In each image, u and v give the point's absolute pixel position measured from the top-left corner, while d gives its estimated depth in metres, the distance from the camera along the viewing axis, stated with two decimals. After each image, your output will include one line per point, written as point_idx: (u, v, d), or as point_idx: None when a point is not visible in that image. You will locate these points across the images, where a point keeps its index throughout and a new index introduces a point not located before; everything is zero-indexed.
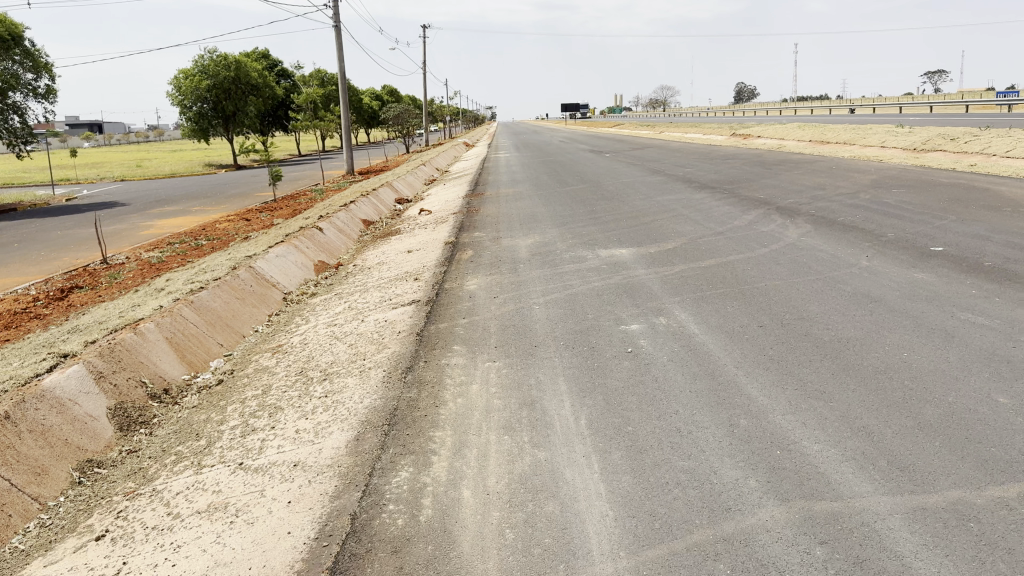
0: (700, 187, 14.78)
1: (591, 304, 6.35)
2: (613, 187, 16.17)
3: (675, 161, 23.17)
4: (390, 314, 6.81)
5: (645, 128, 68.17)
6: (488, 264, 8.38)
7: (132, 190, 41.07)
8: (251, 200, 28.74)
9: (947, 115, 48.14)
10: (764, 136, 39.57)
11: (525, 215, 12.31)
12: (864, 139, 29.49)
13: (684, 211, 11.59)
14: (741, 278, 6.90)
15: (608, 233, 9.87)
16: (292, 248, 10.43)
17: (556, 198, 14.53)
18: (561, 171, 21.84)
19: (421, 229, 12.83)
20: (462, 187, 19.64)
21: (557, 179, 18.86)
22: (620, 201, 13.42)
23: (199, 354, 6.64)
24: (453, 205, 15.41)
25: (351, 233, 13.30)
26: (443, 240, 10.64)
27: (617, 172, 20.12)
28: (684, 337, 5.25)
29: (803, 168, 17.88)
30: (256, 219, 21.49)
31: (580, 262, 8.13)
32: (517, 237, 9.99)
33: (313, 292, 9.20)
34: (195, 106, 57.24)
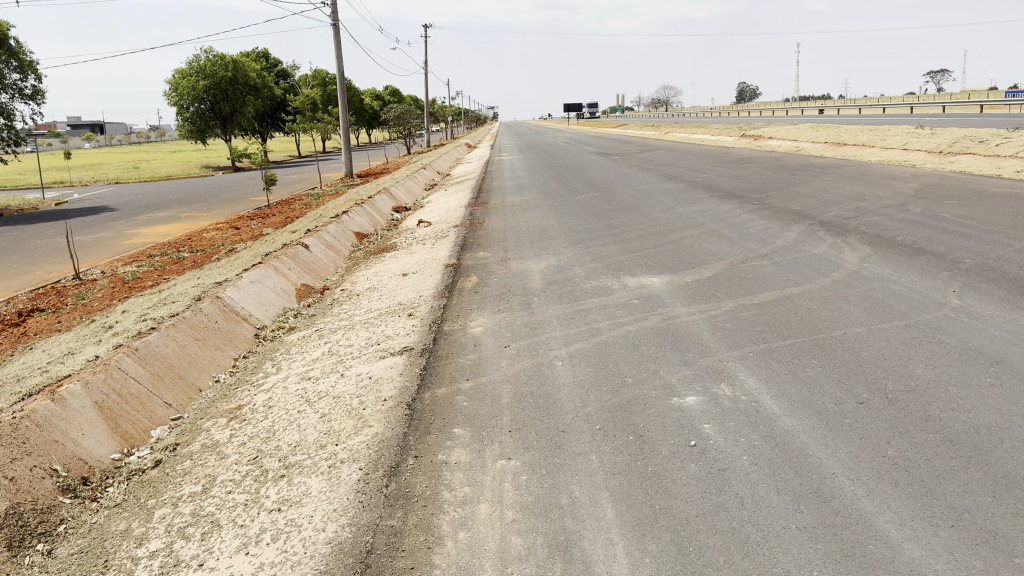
0: (725, 196, 13.45)
1: (628, 360, 5.03)
2: (628, 195, 14.85)
3: (691, 165, 21.84)
4: (376, 369, 5.50)
5: (651, 128, 66.66)
6: (495, 296, 7.09)
7: (124, 193, 39.80)
8: (244, 206, 27.42)
9: (962, 115, 46.76)
10: (777, 137, 38.09)
11: (535, 230, 11.01)
12: (885, 141, 28.11)
13: (715, 225, 10.28)
14: (809, 321, 5.60)
15: (633, 254, 8.56)
16: (270, 272, 9.12)
17: (568, 209, 13.21)
18: (570, 177, 20.51)
19: (419, 245, 11.52)
20: (465, 195, 18.31)
21: (567, 185, 17.52)
22: (639, 213, 12.11)
23: (139, 421, 5.34)
24: (455, 216, 14.11)
25: (341, 248, 11.97)
26: (442, 262, 9.32)
27: (631, 177, 18.77)
28: (762, 420, 3.94)
29: (833, 174, 16.52)
30: (245, 227, 20.14)
31: (605, 295, 6.83)
32: (527, 260, 8.67)
33: (291, 325, 7.89)
34: (191, 107, 55.94)
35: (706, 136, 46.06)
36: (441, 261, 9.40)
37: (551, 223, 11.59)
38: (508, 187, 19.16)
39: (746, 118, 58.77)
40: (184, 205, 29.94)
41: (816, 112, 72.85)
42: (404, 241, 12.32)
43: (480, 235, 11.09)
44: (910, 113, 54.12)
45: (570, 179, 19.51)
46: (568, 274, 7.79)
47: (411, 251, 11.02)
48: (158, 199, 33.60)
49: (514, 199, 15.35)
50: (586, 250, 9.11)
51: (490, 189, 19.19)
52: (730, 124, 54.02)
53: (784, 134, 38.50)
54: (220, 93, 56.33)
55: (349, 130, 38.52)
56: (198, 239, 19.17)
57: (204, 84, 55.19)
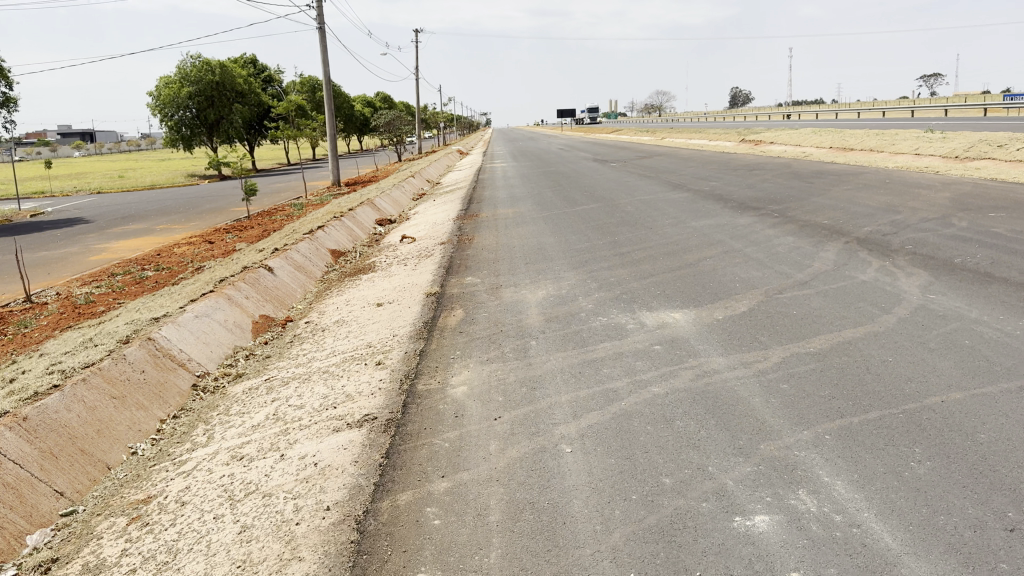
0: (740, 207, 12.21)
1: (663, 442, 3.72)
2: (631, 207, 13.59)
3: (694, 172, 20.62)
4: (326, 448, 4.17)
5: (647, 134, 65.54)
6: (485, 336, 5.81)
7: (103, 204, 38.28)
8: (223, 218, 26.08)
9: (963, 119, 45.92)
10: (778, 142, 36.98)
11: (531, 249, 9.75)
12: (893, 146, 27.01)
13: (737, 243, 9.04)
14: (891, 382, 4.34)
15: (649, 282, 7.30)
16: (221, 303, 7.79)
17: (567, 223, 11.96)
18: (567, 186, 19.26)
19: (399, 266, 10.21)
20: (454, 206, 17.03)
21: (564, 196, 16.27)
22: (646, 227, 10.86)
23: (9, 525, 4.01)
24: (442, 230, 12.79)
25: (313, 270, 10.64)
26: (424, 289, 8.00)
27: (632, 186, 17.53)
28: (879, 565, 2.64)
29: (851, 182, 15.31)
30: (219, 241, 18.78)
31: (621, 336, 5.55)
32: (522, 289, 7.38)
33: (239, 371, 6.57)
34: (177, 114, 54.60)
35: (704, 141, 44.93)
36: (423, 287, 8.11)
37: (550, 240, 10.32)
38: (500, 197, 17.90)
39: (743, 123, 57.71)
40: (161, 217, 28.59)
41: (814, 117, 71.90)
42: (384, 261, 11.00)
43: (469, 254, 9.81)
44: (910, 118, 53.15)
45: (567, 189, 18.26)
46: (573, 307, 6.52)
47: (390, 274, 9.71)
48: (137, 210, 32.22)
49: (508, 212, 14.08)
50: (592, 274, 7.85)
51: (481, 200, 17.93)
52: (727, 129, 52.92)
53: (786, 139, 37.33)
54: (207, 101, 55.01)
55: (337, 137, 37.23)
56: (168, 255, 17.82)
57: (190, 91, 53.87)
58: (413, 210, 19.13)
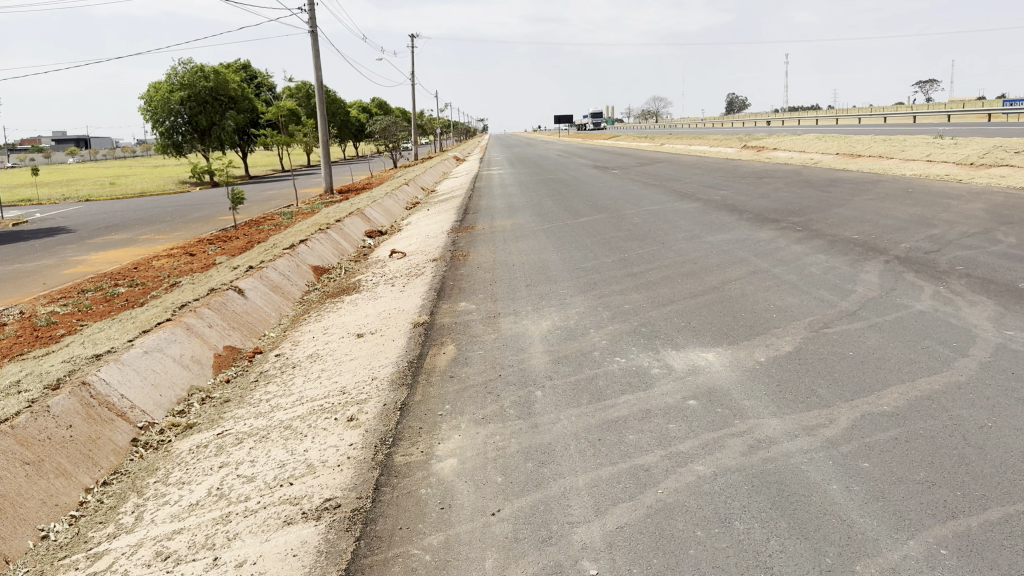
0: (759, 220, 11.24)
1: (721, 561, 2.73)
2: (638, 218, 12.64)
3: (700, 180, 19.69)
4: (271, 554, 3.17)
5: (646, 140, 64.69)
6: (481, 384, 4.83)
7: (89, 212, 37.25)
8: (210, 227, 25.07)
9: (966, 125, 45.18)
10: (781, 149, 36.14)
11: (532, 268, 8.76)
12: (902, 153, 26.14)
13: (763, 263, 8.06)
14: (1003, 460, 3.37)
15: (670, 312, 6.32)
16: (178, 335, 6.80)
17: (571, 237, 10.99)
18: (568, 195, 18.27)
19: (385, 286, 9.22)
20: (449, 217, 16.05)
21: (566, 206, 15.29)
22: (658, 242, 9.88)
23: None
24: (435, 244, 11.82)
25: (292, 290, 9.65)
26: (410, 316, 7.02)
27: (637, 195, 16.57)
28: None
29: (871, 191, 14.36)
30: (201, 254, 17.79)
31: (645, 386, 4.57)
32: (523, 318, 6.41)
33: (191, 421, 5.59)
34: (168, 120, 53.65)
35: (706, 147, 44.05)
36: (410, 315, 7.13)
37: (553, 257, 9.34)
38: (497, 207, 16.92)
39: (743, 129, 56.94)
40: (146, 226, 27.57)
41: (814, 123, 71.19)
42: (370, 279, 10.01)
43: (464, 274, 8.82)
44: (913, 124, 52.35)
45: (568, 198, 17.28)
46: (585, 344, 5.53)
47: (375, 296, 8.71)
48: (122, 219, 31.17)
49: (506, 223, 13.11)
50: (602, 300, 6.86)
51: (477, 210, 16.95)
52: (728, 135, 52.09)
53: (790, 145, 36.45)
54: (199, 106, 54.14)
55: (329, 144, 36.25)
56: (145, 269, 16.82)
57: (181, 96, 52.94)
58: (406, 220, 18.11)
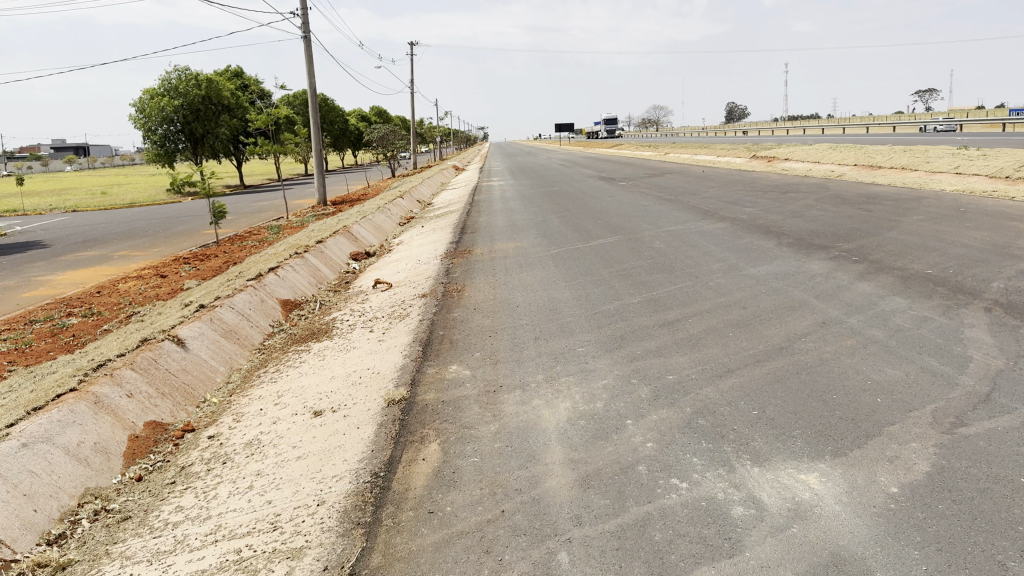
0: (804, 247, 9.59)
1: None
2: (659, 242, 11.02)
3: (719, 194, 18.09)
4: None
5: (649, 149, 63.11)
6: (473, 531, 3.18)
7: (73, 224, 35.68)
8: (191, 243, 23.46)
9: (981, 134, 43.68)
10: (795, 159, 34.54)
11: (540, 310, 7.12)
12: (929, 164, 24.53)
13: (830, 310, 6.43)
14: None
15: (731, 390, 4.67)
16: (79, 414, 5.17)
17: (585, 265, 9.36)
18: (576, 212, 16.63)
19: (360, 330, 7.57)
20: (445, 236, 14.40)
21: (574, 226, 13.67)
22: (691, 276, 8.24)
23: None
24: (425, 272, 10.17)
25: (251, 332, 8.03)
26: (385, 386, 5.37)
27: (652, 213, 14.93)
28: None
29: (919, 211, 12.71)
30: (173, 276, 16.18)
31: (726, 546, 2.94)
32: (532, 395, 4.77)
33: (65, 559, 3.96)
34: (160, 128, 52.16)
35: (714, 158, 42.45)
36: (384, 381, 5.49)
37: (566, 295, 7.69)
38: (497, 225, 15.35)
39: (749, 139, 55.50)
40: (125, 240, 25.98)
41: (820, 133, 69.52)
42: (346, 319, 8.37)
43: (458, 316, 7.18)
44: (924, 133, 50.85)
45: (576, 216, 15.66)
46: (623, 447, 3.89)
47: (348, 345, 7.08)
48: (103, 233, 29.58)
49: (508, 247, 11.48)
50: (636, 366, 5.21)
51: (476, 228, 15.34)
52: (736, 145, 50.52)
53: (803, 155, 34.83)
54: (191, 114, 52.66)
55: (322, 153, 34.68)
56: (109, 294, 15.22)
57: (174, 104, 51.53)
58: (397, 238, 16.48)
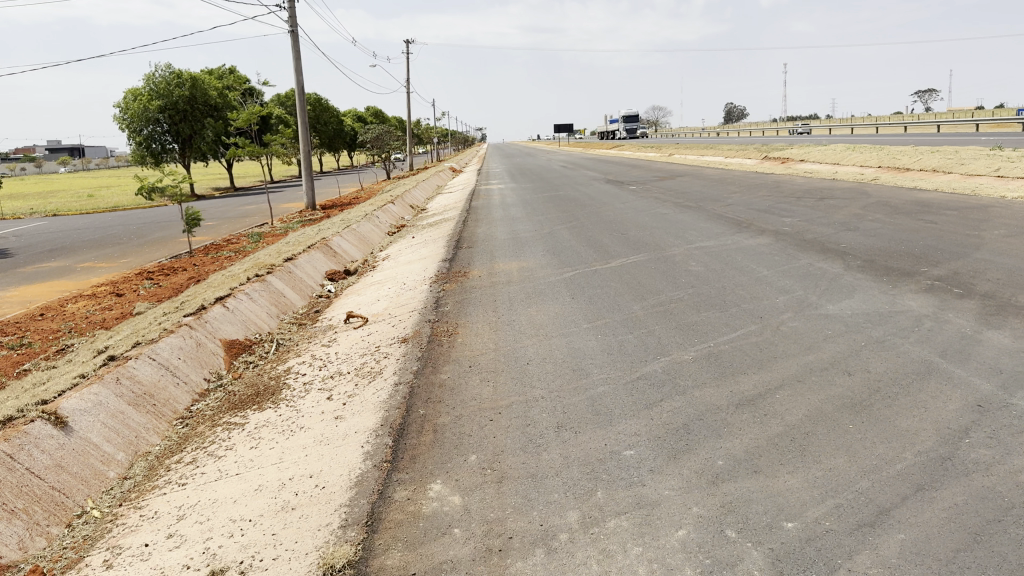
0: (883, 274, 7.67)
1: None
2: (695, 263, 9.11)
3: (745, 200, 16.18)
4: None
5: (653, 150, 61.18)
6: None
7: (47, 230, 33.70)
8: (163, 253, 21.51)
9: (1000, 134, 41.77)
10: (810, 160, 32.63)
11: (560, 371, 5.19)
12: (964, 165, 22.59)
13: (977, 382, 4.51)
14: None
15: (905, 565, 2.74)
16: None
17: (609, 295, 7.44)
18: (586, 218, 14.71)
19: (313, 395, 5.63)
20: (437, 250, 12.46)
21: (587, 237, 11.80)
22: (753, 316, 6.32)
23: None
24: (409, 302, 8.22)
25: (174, 395, 6.09)
26: (327, 522, 3.42)
27: (675, 222, 12.99)
28: None
29: (994, 222, 10.78)
30: (129, 296, 14.23)
31: None
32: (566, 563, 2.84)
33: None
34: (145, 129, 50.24)
35: (724, 159, 40.46)
36: (325, 515, 3.51)
37: (592, 345, 5.76)
38: (497, 235, 13.42)
39: (755, 140, 53.56)
40: (93, 250, 23.99)
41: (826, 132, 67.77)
42: (303, 372, 6.41)
43: (445, 377, 5.24)
44: (938, 133, 48.91)
45: (587, 225, 13.73)
46: None
47: (293, 421, 5.13)
48: (73, 240, 27.55)
49: (511, 268, 9.55)
50: (727, 496, 3.27)
51: (473, 238, 13.40)
52: (744, 146, 48.59)
53: (819, 156, 32.90)
54: (178, 114, 50.74)
55: (311, 155, 32.74)
56: (52, 317, 13.21)
57: (160, 104, 49.59)
58: (383, 250, 14.61)
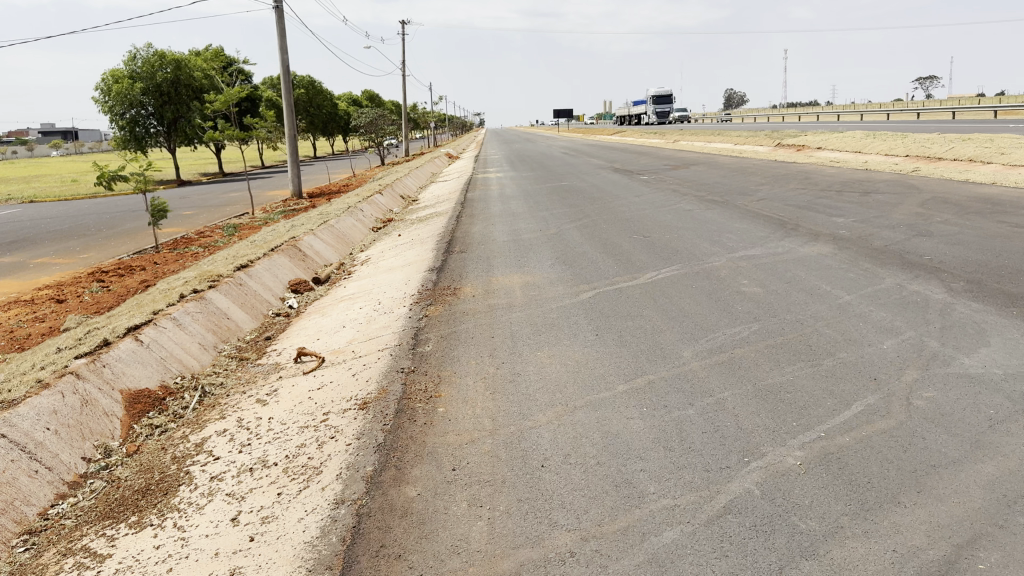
0: (1008, 303, 5.76)
1: None
2: (746, 279, 7.20)
3: (778, 194, 14.27)
4: None
5: (657, 136, 58.89)
6: None
7: (18, 219, 31.65)
8: (128, 247, 19.54)
9: (1021, 121, 39.99)
10: (829, 147, 30.74)
11: (596, 485, 3.29)
12: (1008, 153, 20.68)
13: None
14: None
15: None
16: None
17: (646, 332, 5.53)
18: (597, 214, 12.76)
19: (217, 509, 3.69)
20: (425, 254, 10.47)
21: (603, 240, 9.84)
22: (860, 375, 4.42)
23: None
24: (380, 333, 6.31)
25: (24, 493, 4.12)
26: None
27: (705, 220, 11.07)
28: None
29: None
30: (68, 304, 12.26)
31: None
32: None
33: None
34: (129, 112, 48.07)
35: (735, 147, 38.33)
36: None
37: (639, 427, 3.85)
38: (495, 235, 11.46)
39: (763, 126, 51.63)
40: (54, 242, 21.91)
41: (833, 120, 65.48)
42: (219, 453, 4.49)
43: (414, 494, 3.31)
44: (955, 119, 47.04)
45: (600, 221, 11.76)
46: None
47: (171, 571, 3.20)
48: (37, 231, 25.46)
49: (514, 283, 7.61)
50: None
51: (467, 238, 11.42)
52: (753, 133, 46.44)
53: (839, 144, 30.78)
54: (161, 96, 48.55)
55: (297, 140, 30.68)
56: None
57: (143, 86, 47.41)
58: (361, 252, 12.63)
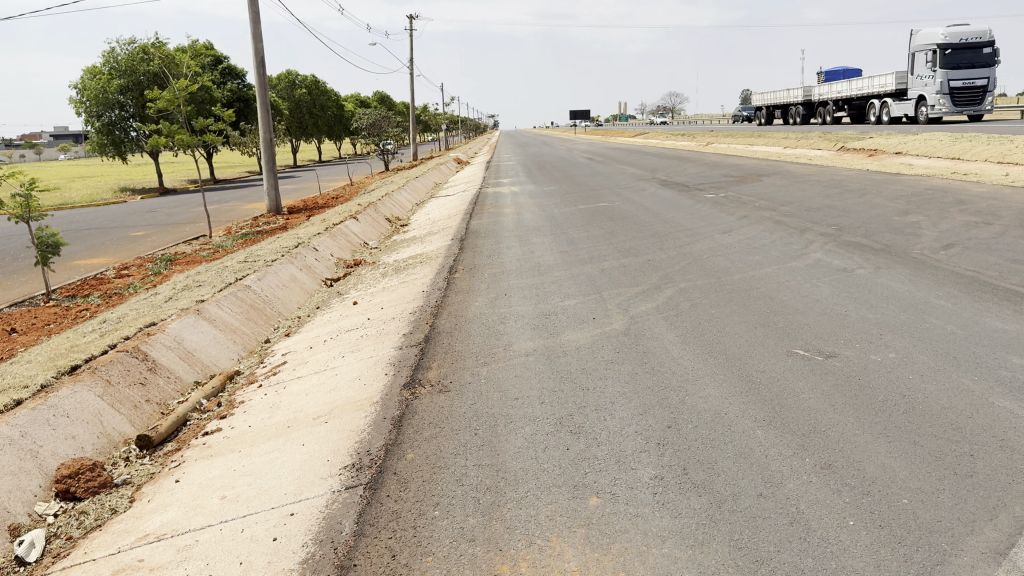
0: None
1: None
2: None
3: (961, 232, 8.98)
4: None
5: (687, 138, 52.98)
6: None
7: None
8: (16, 293, 14.40)
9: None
10: (911, 151, 25.57)
11: None
12: None
13: None
14: None
15: None
16: None
17: None
18: (680, 271, 7.57)
19: None
20: (371, 378, 5.24)
21: (739, 366, 4.61)
22: None
23: None
24: None
25: None
26: None
27: (913, 305, 5.80)
28: None
29: None
30: None
31: None
32: None
33: None
34: (107, 115, 43.28)
35: (787, 150, 32.60)
36: None
37: None
38: (510, 317, 6.23)
39: (804, 124, 46.60)
40: None
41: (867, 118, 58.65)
42: None
43: None
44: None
45: (697, 294, 6.53)
46: None
47: None
48: None
49: None
50: None
51: (458, 322, 6.22)
52: (951, 116, 29.79)
53: (927, 147, 25.13)
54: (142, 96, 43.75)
55: (274, 144, 25.59)
56: None
57: (121, 84, 42.65)
58: (278, 341, 7.42)
